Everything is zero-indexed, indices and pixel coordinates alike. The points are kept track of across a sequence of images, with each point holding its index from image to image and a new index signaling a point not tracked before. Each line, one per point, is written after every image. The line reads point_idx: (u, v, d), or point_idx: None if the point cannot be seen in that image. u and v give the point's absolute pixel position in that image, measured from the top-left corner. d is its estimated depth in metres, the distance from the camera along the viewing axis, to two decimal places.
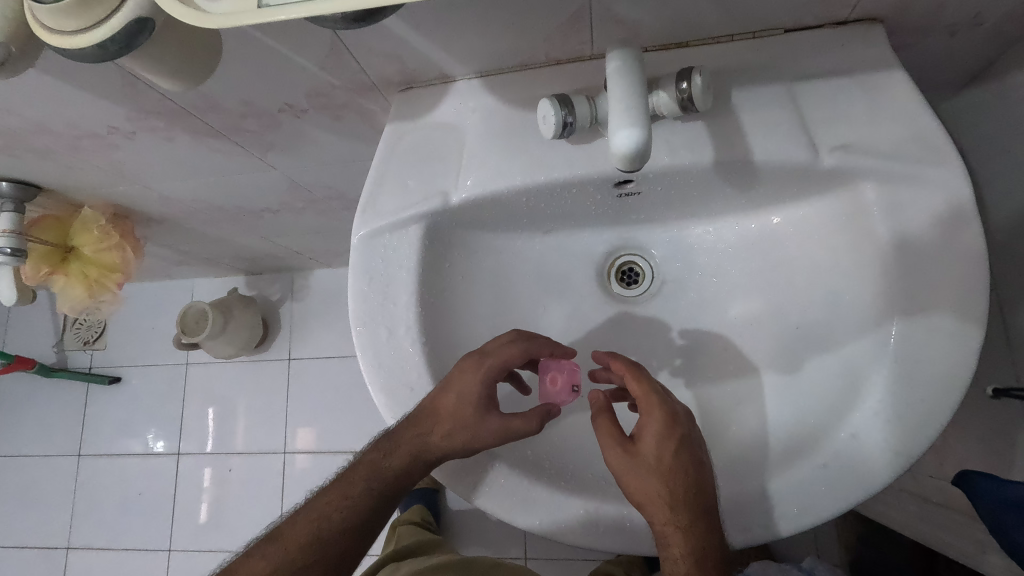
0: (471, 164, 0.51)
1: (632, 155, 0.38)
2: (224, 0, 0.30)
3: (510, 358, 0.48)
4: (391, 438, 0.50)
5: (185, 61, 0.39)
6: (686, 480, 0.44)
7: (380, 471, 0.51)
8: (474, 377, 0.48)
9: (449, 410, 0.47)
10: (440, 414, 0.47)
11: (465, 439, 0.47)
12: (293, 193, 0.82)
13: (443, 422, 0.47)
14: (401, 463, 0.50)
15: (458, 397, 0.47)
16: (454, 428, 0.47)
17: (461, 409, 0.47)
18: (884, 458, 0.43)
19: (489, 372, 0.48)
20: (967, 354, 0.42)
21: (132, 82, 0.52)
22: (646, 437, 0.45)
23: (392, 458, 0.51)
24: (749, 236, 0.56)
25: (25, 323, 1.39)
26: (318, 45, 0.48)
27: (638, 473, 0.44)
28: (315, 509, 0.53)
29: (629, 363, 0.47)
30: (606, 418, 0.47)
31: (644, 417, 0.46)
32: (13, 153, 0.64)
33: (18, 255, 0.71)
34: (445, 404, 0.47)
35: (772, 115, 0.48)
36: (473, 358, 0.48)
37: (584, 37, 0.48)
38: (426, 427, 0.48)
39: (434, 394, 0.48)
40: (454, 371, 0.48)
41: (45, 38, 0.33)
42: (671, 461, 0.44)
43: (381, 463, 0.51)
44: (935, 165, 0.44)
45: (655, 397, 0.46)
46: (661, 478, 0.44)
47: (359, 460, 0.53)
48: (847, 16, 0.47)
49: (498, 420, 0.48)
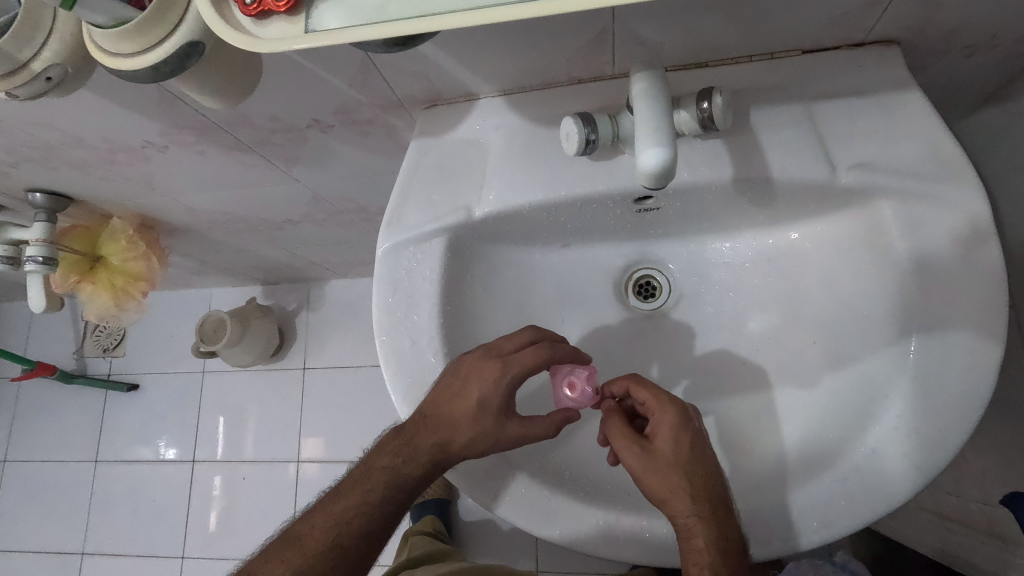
0: (493, 180, 0.52)
1: (659, 173, 0.39)
2: (273, 27, 0.32)
3: (531, 365, 0.48)
4: (409, 444, 0.50)
5: (228, 83, 0.41)
6: (703, 472, 0.45)
7: (398, 477, 0.51)
8: (494, 385, 0.48)
9: (470, 418, 0.47)
10: (461, 422, 0.48)
11: (488, 445, 0.48)
12: (315, 205, 0.84)
13: (464, 430, 0.48)
14: (421, 469, 0.50)
15: (477, 406, 0.47)
16: (476, 435, 0.48)
17: (482, 416, 0.48)
18: (905, 472, 0.43)
19: (509, 380, 0.48)
20: (988, 369, 0.42)
21: (169, 100, 0.54)
22: (662, 433, 0.46)
23: (411, 464, 0.50)
24: (766, 251, 0.57)
25: (48, 330, 1.43)
26: (350, 65, 0.50)
27: (659, 469, 0.45)
28: (332, 515, 0.52)
29: (628, 378, 0.48)
30: (614, 421, 0.48)
31: (657, 416, 0.46)
32: (50, 164, 0.67)
33: (49, 264, 0.73)
34: (466, 412, 0.47)
35: (791, 134, 0.49)
36: (493, 365, 0.48)
37: (606, 57, 0.50)
38: (447, 434, 0.48)
39: (453, 401, 0.48)
40: (469, 378, 0.48)
41: (104, 62, 0.36)
42: (687, 454, 0.45)
43: (398, 469, 0.51)
44: (952, 184, 0.45)
45: (666, 397, 0.47)
46: (681, 471, 0.44)
47: (373, 465, 0.52)
48: (864, 38, 0.48)
49: (518, 426, 0.48)
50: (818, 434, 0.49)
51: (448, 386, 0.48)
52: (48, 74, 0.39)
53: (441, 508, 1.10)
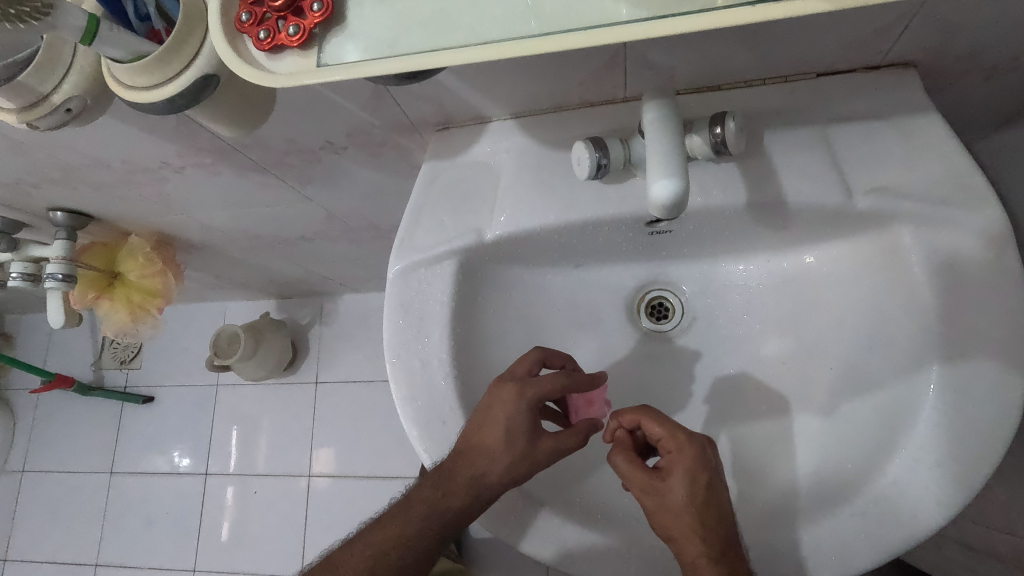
0: (504, 202, 0.52)
1: (669, 205, 0.38)
2: (288, 62, 0.32)
3: (549, 386, 0.49)
4: (447, 478, 0.48)
5: (241, 112, 0.42)
6: (717, 516, 0.43)
7: (439, 510, 0.50)
8: (515, 406, 0.47)
9: (503, 444, 0.47)
10: (495, 451, 0.47)
11: (525, 468, 0.48)
12: (327, 223, 0.85)
13: (499, 459, 0.47)
14: (459, 504, 0.48)
15: (507, 431, 0.47)
16: (512, 462, 0.47)
17: (515, 441, 0.47)
18: (928, 507, 0.42)
19: (529, 399, 0.48)
20: (1012, 402, 0.41)
21: (186, 125, 0.55)
22: (675, 473, 0.44)
23: (449, 499, 0.49)
24: (781, 274, 0.56)
25: (67, 342, 1.46)
26: (362, 91, 0.50)
27: (671, 509, 0.44)
28: (371, 543, 0.51)
29: (639, 408, 0.47)
30: (624, 456, 0.47)
31: (674, 455, 0.45)
32: (71, 184, 0.68)
33: (68, 281, 0.74)
34: (498, 438, 0.47)
35: (805, 158, 0.48)
36: (512, 387, 0.48)
37: (619, 80, 0.50)
38: (482, 466, 0.47)
39: (483, 431, 0.47)
40: (494, 403, 0.48)
41: (123, 94, 0.36)
42: (702, 496, 0.43)
43: (437, 503, 0.50)
44: (973, 210, 0.44)
45: (683, 435, 0.45)
46: (694, 513, 0.43)
47: (414, 497, 0.51)
48: (880, 61, 0.48)
49: (549, 442, 0.48)
50: (836, 462, 0.48)
51: (477, 413, 0.48)
52: (68, 105, 0.40)
53: None
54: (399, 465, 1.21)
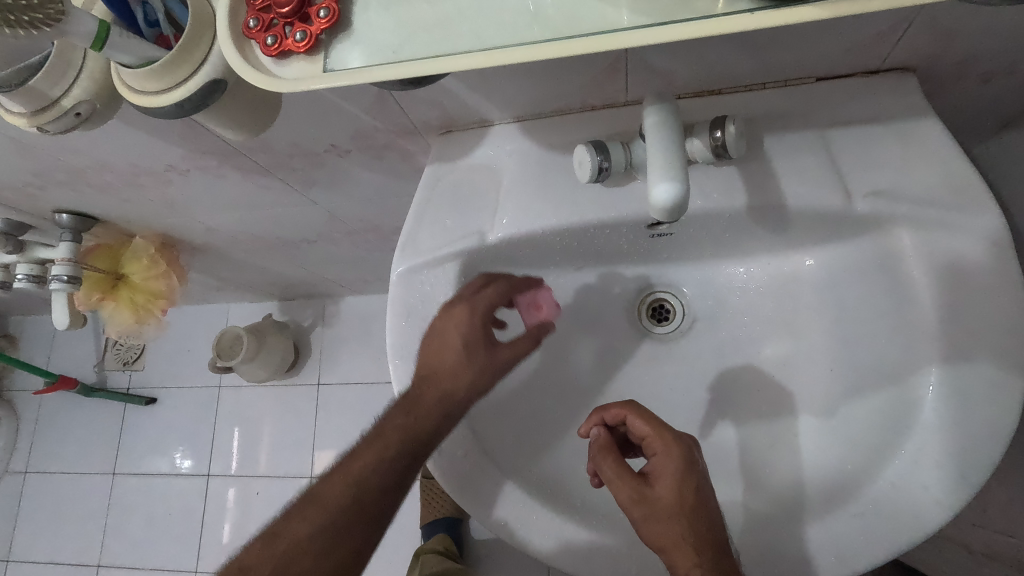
0: (506, 205, 0.53)
1: (671, 207, 0.39)
2: (293, 67, 0.33)
3: (495, 299, 0.51)
4: (416, 401, 0.48)
5: (248, 117, 0.42)
6: (707, 520, 0.43)
7: (416, 434, 0.48)
8: (466, 323, 0.49)
9: (462, 361, 0.49)
10: (456, 368, 0.49)
11: (485, 377, 0.50)
12: (330, 226, 0.85)
13: (462, 373, 0.49)
14: (433, 426, 0.48)
15: (463, 345, 0.49)
16: (475, 376, 0.50)
17: (473, 355, 0.50)
18: (927, 507, 0.42)
19: (479, 315, 0.50)
20: (1010, 404, 0.41)
21: (191, 128, 0.55)
22: (664, 476, 0.44)
23: (423, 421, 0.48)
24: (781, 276, 0.56)
25: (71, 343, 1.47)
26: (366, 94, 0.51)
27: (661, 516, 0.43)
28: (349, 472, 0.49)
29: (625, 407, 0.48)
30: (611, 461, 0.46)
31: (662, 456, 0.45)
32: (77, 186, 0.69)
33: (73, 282, 0.75)
34: (456, 355, 0.49)
35: (805, 161, 0.49)
36: (462, 307, 0.50)
37: (620, 84, 0.50)
38: (448, 383, 0.49)
39: (439, 351, 0.49)
40: (445, 325, 0.50)
41: (133, 99, 0.37)
42: (691, 499, 0.43)
43: (412, 426, 0.48)
44: (971, 213, 0.44)
45: (672, 435, 0.45)
46: (684, 518, 0.43)
47: (387, 424, 0.49)
48: (879, 66, 0.48)
49: (504, 350, 0.51)
50: (835, 463, 0.48)
51: (431, 331, 0.50)
52: (77, 110, 0.40)
53: (454, 528, 1.09)
54: None
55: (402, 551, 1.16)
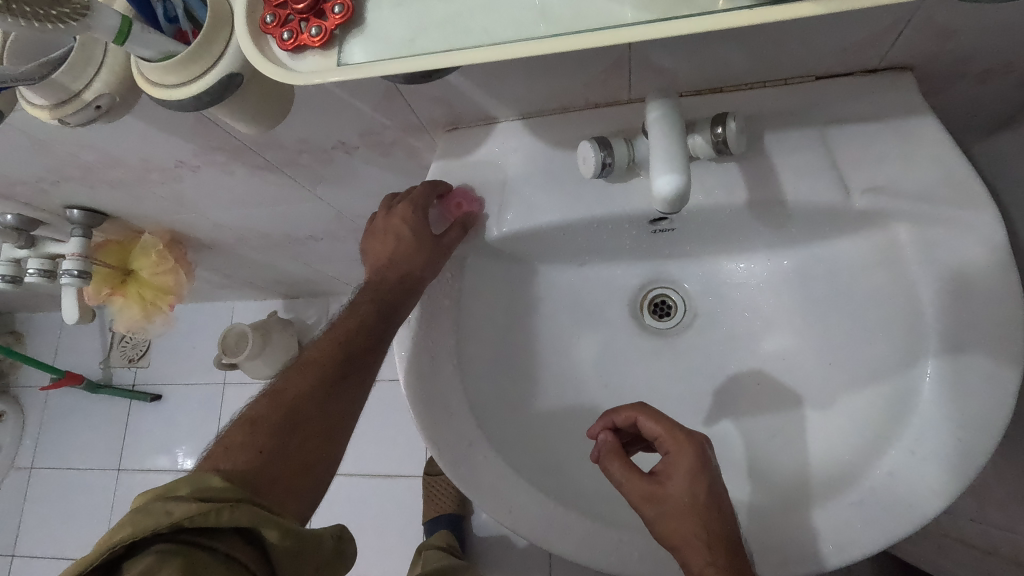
0: (511, 200, 0.54)
1: (672, 199, 0.40)
2: (309, 61, 0.34)
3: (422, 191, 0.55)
4: (380, 279, 0.54)
5: (262, 111, 0.44)
6: (718, 517, 0.43)
7: (384, 299, 0.53)
8: (408, 215, 0.54)
9: (412, 246, 0.53)
10: (408, 252, 0.53)
11: (435, 258, 0.53)
12: (337, 222, 0.86)
13: (414, 253, 0.53)
14: (397, 294, 0.53)
15: (410, 233, 0.54)
16: (425, 254, 0.53)
17: (421, 240, 0.53)
18: (923, 496, 0.43)
19: (419, 207, 0.54)
20: (1005, 395, 0.42)
21: (203, 124, 0.57)
22: (676, 476, 0.44)
23: (388, 290, 0.53)
24: (781, 272, 0.57)
25: (77, 340, 1.48)
26: (375, 91, 0.52)
27: (674, 514, 0.43)
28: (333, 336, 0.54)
29: (635, 407, 0.48)
30: (621, 464, 0.47)
31: (674, 455, 0.45)
32: (88, 182, 0.70)
33: (83, 277, 0.76)
34: (407, 242, 0.54)
35: (804, 158, 0.50)
36: (403, 205, 0.55)
37: (623, 82, 0.51)
38: (403, 263, 0.53)
39: (392, 242, 0.54)
40: (392, 223, 0.55)
41: (151, 92, 0.38)
42: (704, 498, 0.43)
43: (380, 295, 0.53)
44: (967, 208, 0.45)
45: (683, 435, 0.46)
46: (696, 517, 0.43)
47: (360, 298, 0.54)
48: (877, 65, 0.49)
49: (449, 235, 0.54)
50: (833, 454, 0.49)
51: (385, 227, 0.56)
52: (97, 102, 0.42)
53: (455, 524, 1.10)
54: (403, 463, 1.22)
55: (405, 546, 1.17)
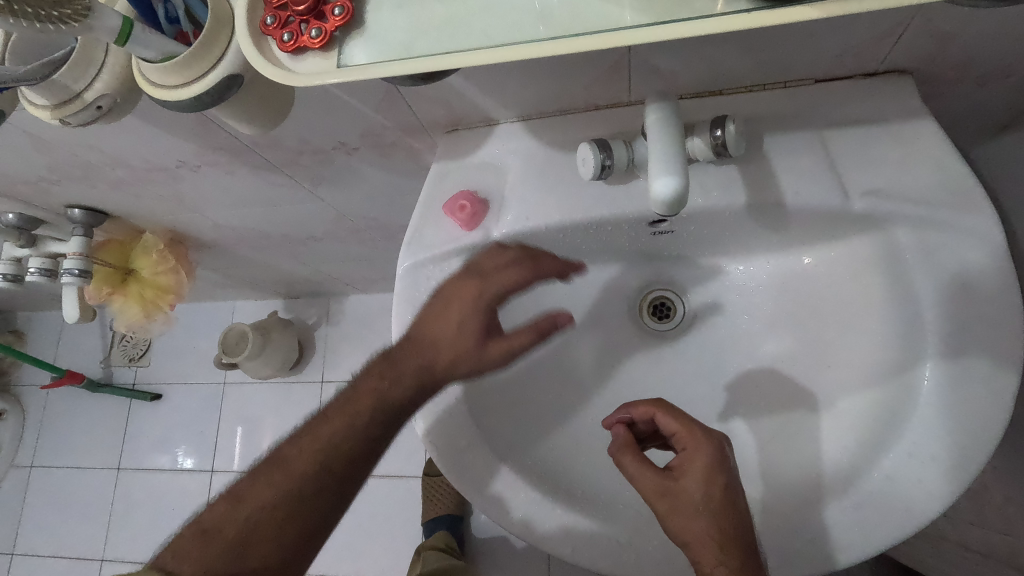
0: (509, 203, 0.54)
1: (671, 201, 0.40)
2: (310, 62, 0.34)
3: (508, 282, 0.52)
4: (393, 367, 0.51)
5: (262, 113, 0.44)
6: (733, 519, 0.42)
7: (386, 400, 0.51)
8: (472, 301, 0.51)
9: (457, 337, 0.51)
10: (444, 344, 0.51)
11: (472, 365, 0.51)
12: (337, 223, 0.86)
13: (448, 347, 0.51)
14: (406, 389, 0.50)
15: (461, 324, 0.51)
16: (455, 357, 0.51)
17: (463, 336, 0.51)
18: (920, 499, 0.43)
19: (487, 298, 0.51)
20: (1003, 399, 0.42)
21: (204, 124, 0.57)
22: (691, 473, 0.44)
23: (398, 387, 0.50)
24: (781, 274, 0.57)
25: (78, 339, 1.48)
26: (375, 92, 0.52)
27: (686, 511, 0.43)
28: (324, 434, 0.51)
29: (653, 403, 0.48)
30: (635, 458, 0.46)
31: (690, 452, 0.45)
32: (89, 182, 0.70)
33: (84, 276, 0.76)
34: (446, 334, 0.51)
35: (804, 161, 0.50)
36: (474, 282, 0.51)
37: (623, 84, 0.51)
38: (426, 355, 0.51)
39: (437, 328, 0.51)
40: (454, 295, 0.51)
41: (152, 93, 0.38)
42: (719, 498, 0.43)
43: (385, 392, 0.51)
44: (965, 212, 0.45)
45: (701, 432, 0.45)
46: (709, 516, 0.42)
47: (360, 388, 0.51)
48: (876, 68, 0.49)
49: (500, 342, 0.52)
50: (831, 458, 0.49)
51: (433, 300, 0.52)
52: (98, 103, 0.42)
53: (455, 525, 1.10)
54: (403, 463, 1.22)
55: (404, 547, 1.17)
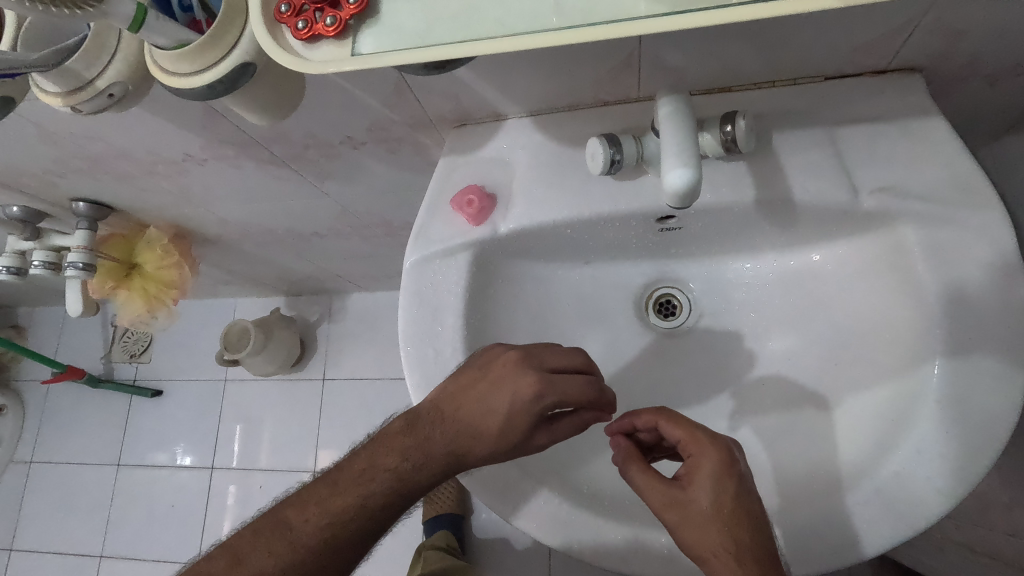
0: (517, 197, 0.54)
1: (684, 192, 0.40)
2: (323, 50, 0.34)
3: (573, 392, 0.46)
4: (420, 446, 0.47)
5: (273, 104, 0.44)
6: (749, 528, 0.41)
7: (406, 481, 0.48)
8: (522, 380, 0.46)
9: (499, 429, 0.46)
10: (482, 435, 0.46)
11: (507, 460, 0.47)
12: (342, 219, 0.86)
13: (486, 444, 0.46)
14: (430, 474, 0.48)
15: (506, 416, 0.45)
16: (493, 454, 0.46)
17: (509, 432, 0.46)
18: (929, 497, 0.42)
19: (547, 403, 0.45)
20: (1012, 396, 0.42)
21: (211, 116, 0.57)
22: (699, 480, 0.43)
23: (421, 468, 0.48)
24: (788, 272, 0.57)
25: (79, 335, 1.48)
26: (385, 85, 0.52)
27: (696, 522, 0.42)
28: (334, 508, 0.48)
29: (654, 409, 0.47)
30: (641, 469, 0.45)
31: (696, 458, 0.44)
32: (95, 174, 0.70)
33: (88, 269, 0.76)
34: (493, 422, 0.46)
35: (813, 158, 0.50)
36: (533, 379, 0.45)
37: (633, 80, 0.51)
38: (464, 442, 0.46)
39: (478, 405, 0.46)
40: (500, 376, 0.46)
41: (164, 81, 0.38)
42: (731, 506, 0.41)
43: (405, 474, 0.48)
44: (974, 210, 0.45)
45: (705, 436, 0.44)
46: (721, 527, 0.41)
47: (377, 466, 0.48)
48: (886, 66, 0.49)
49: (543, 440, 0.47)
50: (838, 456, 0.49)
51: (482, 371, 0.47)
52: (110, 90, 0.42)
53: (455, 525, 1.10)
54: None
55: (404, 545, 1.17)
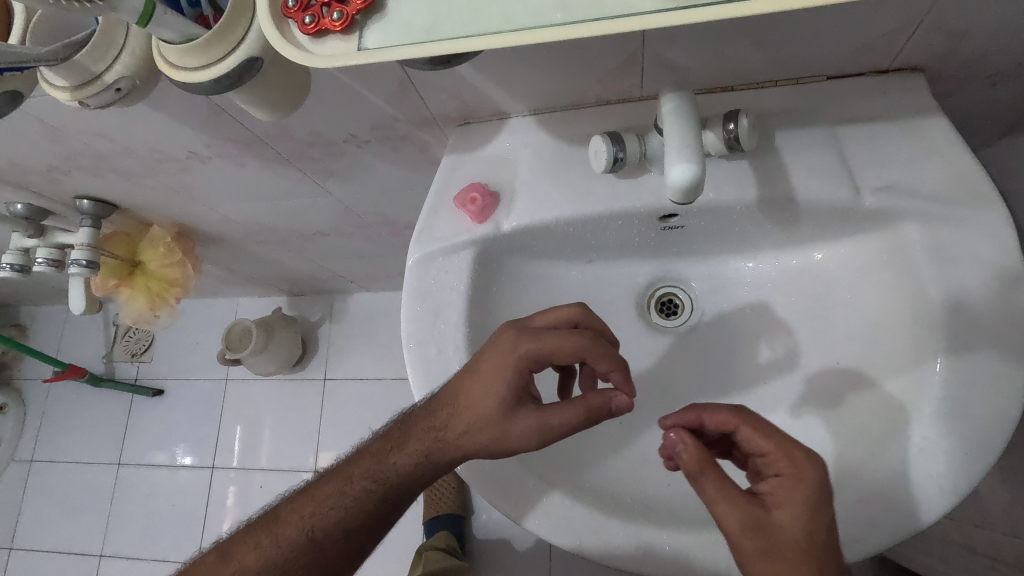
0: (520, 195, 0.54)
1: (687, 187, 0.40)
2: (331, 44, 0.35)
3: (555, 348, 0.47)
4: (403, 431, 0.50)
5: (279, 99, 0.44)
6: (834, 562, 0.39)
7: (388, 468, 0.50)
8: (500, 343, 0.47)
9: (478, 395, 0.47)
10: (461, 403, 0.47)
11: (491, 437, 0.47)
12: (344, 218, 0.87)
13: (465, 416, 0.47)
14: (410, 458, 0.49)
15: (483, 382, 0.47)
16: (473, 424, 0.47)
17: (487, 400, 0.47)
18: (932, 495, 0.42)
19: (522, 361, 0.47)
20: (1015, 393, 0.42)
21: (216, 114, 0.57)
22: (793, 504, 0.40)
23: (402, 452, 0.50)
24: (789, 271, 0.57)
25: (80, 334, 1.48)
26: (389, 83, 0.52)
27: (783, 549, 0.39)
28: (320, 497, 0.50)
29: (736, 412, 0.45)
30: (716, 479, 0.42)
31: (790, 480, 0.41)
32: (99, 172, 0.71)
33: (91, 266, 0.76)
34: (471, 389, 0.47)
35: (815, 157, 0.50)
36: (509, 338, 0.47)
37: (636, 79, 0.52)
38: (444, 416, 0.48)
39: (459, 376, 0.48)
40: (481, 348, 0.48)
41: (172, 75, 0.38)
42: (823, 538, 0.40)
43: (388, 458, 0.50)
44: (976, 208, 0.45)
45: (803, 456, 0.42)
46: (811, 558, 0.39)
47: (364, 452, 0.51)
48: (889, 65, 0.49)
49: (529, 416, 0.46)
50: (840, 454, 0.49)
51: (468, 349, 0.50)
52: (118, 85, 0.42)
53: (456, 525, 1.10)
54: None
55: (404, 545, 1.16)
